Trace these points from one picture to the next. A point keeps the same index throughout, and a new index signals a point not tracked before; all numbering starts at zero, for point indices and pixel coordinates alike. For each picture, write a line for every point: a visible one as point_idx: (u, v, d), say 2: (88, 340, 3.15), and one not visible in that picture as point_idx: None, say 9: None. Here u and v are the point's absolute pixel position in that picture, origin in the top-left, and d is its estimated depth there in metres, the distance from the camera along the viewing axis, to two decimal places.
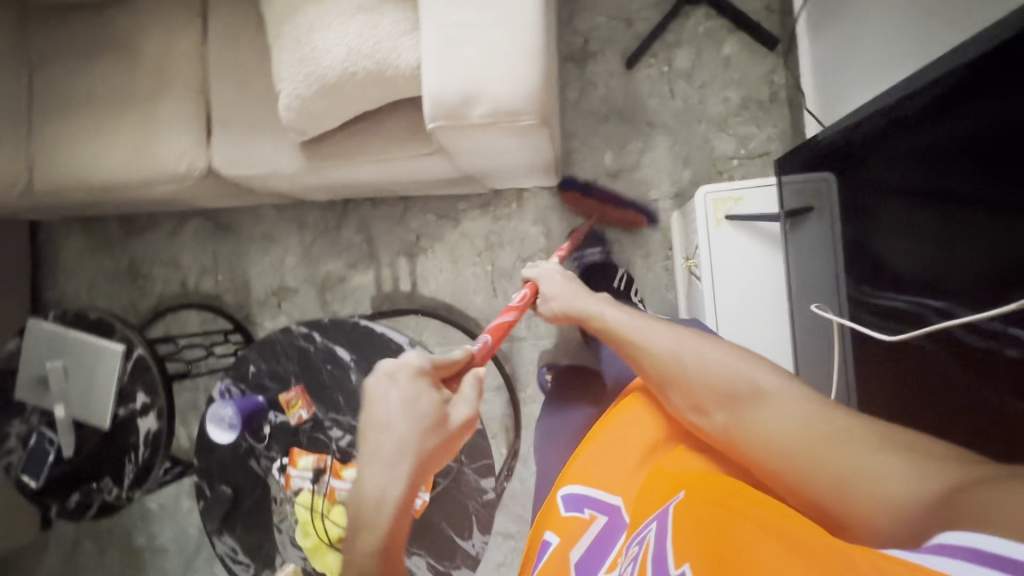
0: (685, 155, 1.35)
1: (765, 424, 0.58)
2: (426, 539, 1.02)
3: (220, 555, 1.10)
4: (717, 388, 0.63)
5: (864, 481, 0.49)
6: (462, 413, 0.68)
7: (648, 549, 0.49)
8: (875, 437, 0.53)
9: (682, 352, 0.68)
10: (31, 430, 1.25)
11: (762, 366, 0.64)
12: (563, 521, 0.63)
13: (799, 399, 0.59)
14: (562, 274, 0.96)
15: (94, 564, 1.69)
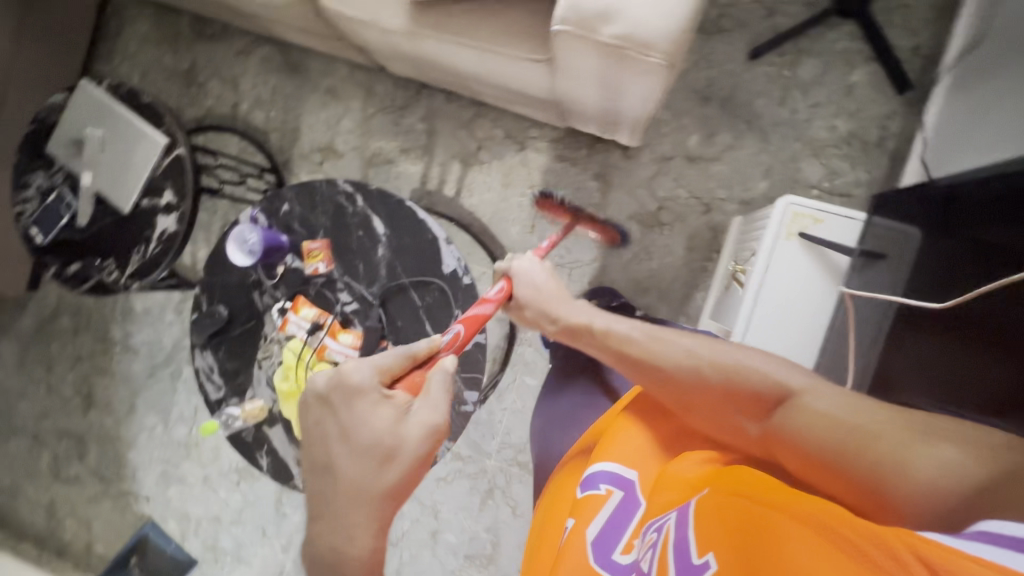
0: (767, 166, 1.30)
1: (797, 423, 0.60)
2: None
3: (197, 368, 1.12)
4: (744, 394, 0.67)
5: (903, 465, 0.51)
6: (423, 426, 0.68)
7: (669, 536, 0.55)
8: (908, 424, 0.54)
9: (702, 358, 0.72)
10: (53, 188, 1.25)
11: (788, 368, 0.67)
12: (580, 501, 0.66)
13: (833, 396, 0.61)
14: (540, 270, 0.96)
15: (67, 339, 1.73)
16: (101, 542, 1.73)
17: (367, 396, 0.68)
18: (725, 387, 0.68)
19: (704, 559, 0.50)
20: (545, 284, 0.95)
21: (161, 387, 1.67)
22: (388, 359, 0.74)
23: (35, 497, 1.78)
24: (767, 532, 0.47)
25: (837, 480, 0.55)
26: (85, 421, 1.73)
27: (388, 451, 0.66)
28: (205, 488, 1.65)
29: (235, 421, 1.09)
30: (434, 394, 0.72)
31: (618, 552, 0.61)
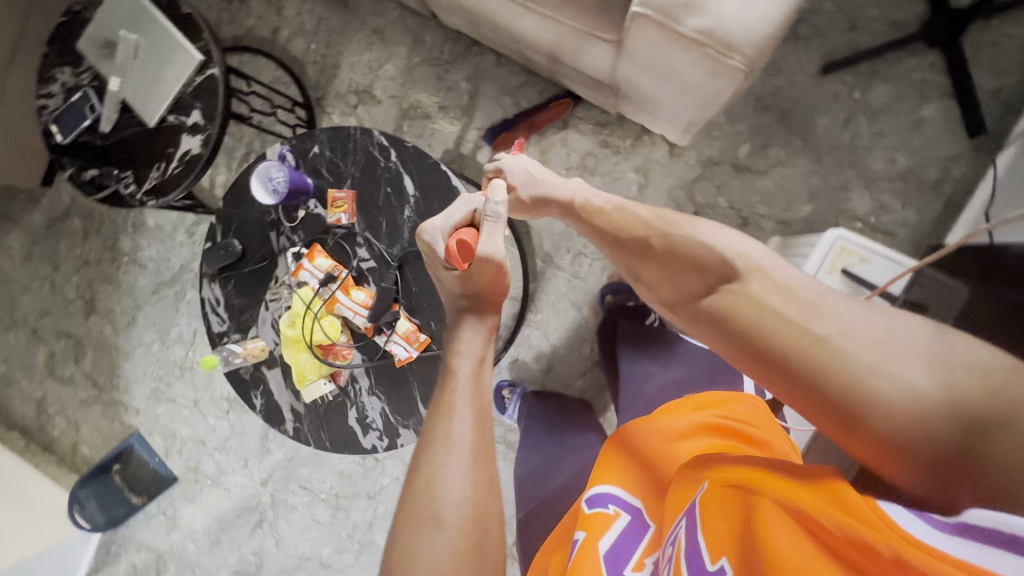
0: (814, 190, 1.25)
1: (742, 311, 0.61)
2: (391, 388, 1.03)
3: (204, 299, 1.11)
4: (697, 277, 0.70)
5: (870, 392, 0.49)
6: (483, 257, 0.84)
7: (681, 547, 0.50)
8: (884, 341, 0.50)
9: (662, 238, 0.78)
10: (78, 87, 1.20)
11: (742, 252, 0.67)
12: (588, 518, 0.64)
13: (793, 299, 0.58)
14: (520, 159, 1.03)
15: (75, 242, 1.72)
16: (87, 444, 1.76)
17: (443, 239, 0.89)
18: (681, 271, 0.73)
19: (718, 566, 0.45)
20: (536, 173, 1.03)
21: (163, 305, 1.66)
22: (456, 208, 0.92)
23: (28, 390, 1.81)
24: (753, 524, 0.45)
25: (797, 397, 0.54)
26: (85, 325, 1.73)
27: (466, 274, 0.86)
28: (195, 411, 1.66)
29: (233, 359, 1.08)
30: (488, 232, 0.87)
31: (629, 568, 0.58)
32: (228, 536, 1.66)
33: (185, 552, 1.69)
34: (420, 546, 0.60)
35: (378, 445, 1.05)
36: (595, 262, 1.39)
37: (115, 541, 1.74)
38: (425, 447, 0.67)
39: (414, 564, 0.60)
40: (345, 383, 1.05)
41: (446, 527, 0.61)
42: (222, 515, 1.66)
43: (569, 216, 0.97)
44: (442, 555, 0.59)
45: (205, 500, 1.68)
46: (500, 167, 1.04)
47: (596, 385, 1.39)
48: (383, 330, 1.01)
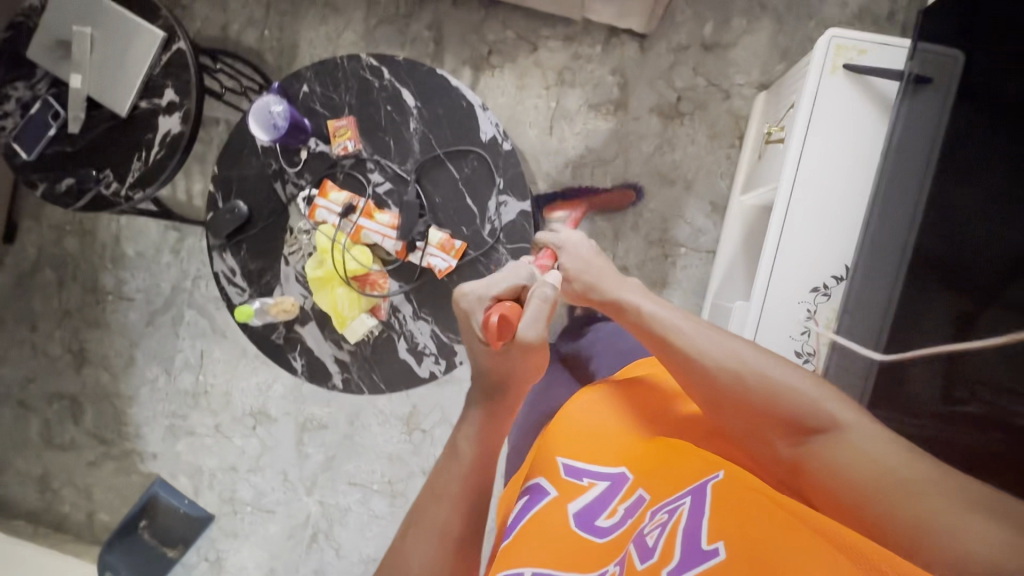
0: (783, 49, 1.31)
1: (831, 459, 0.55)
2: (438, 306, 1.00)
3: (218, 272, 1.05)
4: (779, 415, 0.61)
5: (944, 538, 0.44)
6: (521, 343, 0.70)
7: (680, 520, 0.56)
8: (982, 501, 0.46)
9: (750, 369, 0.65)
10: (36, 98, 1.14)
11: (837, 400, 0.60)
12: (563, 480, 0.69)
13: (877, 439, 0.55)
14: (588, 242, 0.89)
15: (51, 294, 1.61)
16: (105, 509, 1.62)
17: (481, 309, 0.73)
18: (763, 407, 0.62)
19: (714, 546, 0.51)
20: (590, 260, 0.88)
21: (161, 335, 1.57)
22: (500, 281, 0.75)
23: (26, 469, 1.66)
24: (775, 544, 0.47)
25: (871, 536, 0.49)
26: (78, 380, 1.61)
27: (497, 365, 0.72)
28: (218, 438, 1.55)
29: (266, 315, 1.02)
30: (533, 313, 0.71)
31: (601, 517, 0.65)
32: (282, 562, 1.54)
33: None
34: None
35: (436, 370, 1.00)
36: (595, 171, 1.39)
37: None
38: (409, 527, 0.69)
39: None
40: (387, 316, 1.00)
41: None
42: (271, 541, 1.55)
43: (623, 319, 0.81)
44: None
45: (249, 531, 1.56)
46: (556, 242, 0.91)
47: None
48: (416, 246, 0.98)
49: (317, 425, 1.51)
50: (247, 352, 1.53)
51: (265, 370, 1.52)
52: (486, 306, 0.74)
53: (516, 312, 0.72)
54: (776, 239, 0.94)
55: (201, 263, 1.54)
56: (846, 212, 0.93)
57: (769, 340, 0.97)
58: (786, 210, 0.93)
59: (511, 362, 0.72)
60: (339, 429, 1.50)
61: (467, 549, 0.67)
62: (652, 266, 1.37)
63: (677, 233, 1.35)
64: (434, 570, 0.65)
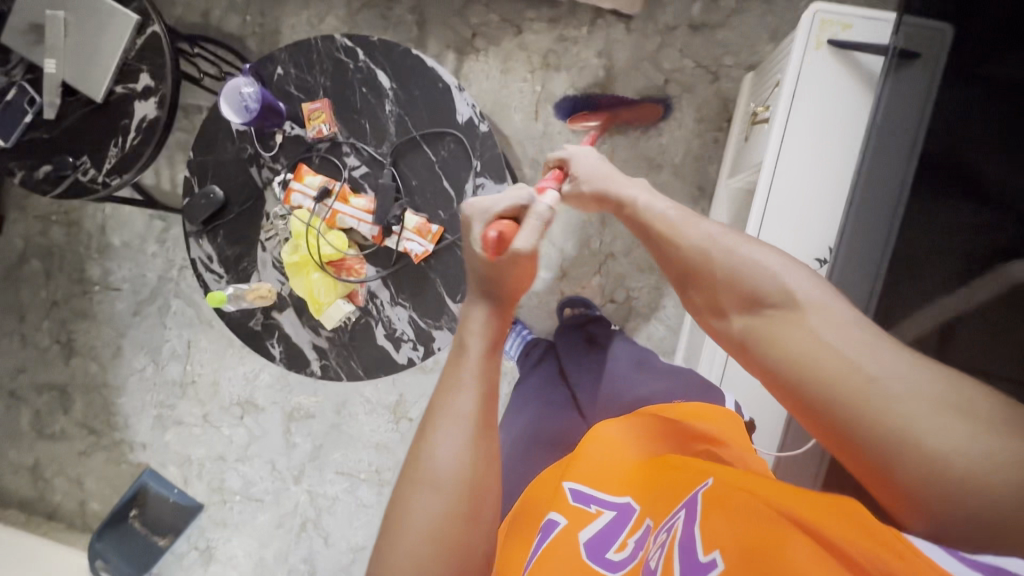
0: (774, 29, 1.28)
1: (784, 336, 0.53)
2: (415, 292, 0.98)
3: (195, 260, 1.04)
4: (744, 295, 0.60)
5: (905, 435, 0.43)
6: (515, 255, 0.68)
7: (677, 536, 0.53)
8: (937, 394, 0.44)
9: (717, 249, 0.65)
10: (11, 85, 1.13)
11: (806, 276, 0.57)
12: (571, 508, 0.67)
13: (836, 318, 0.52)
14: (597, 157, 0.92)
15: (38, 284, 1.61)
16: (96, 499, 1.63)
17: (482, 225, 0.73)
18: (732, 289, 0.61)
19: (710, 557, 0.49)
20: (597, 167, 0.90)
21: (148, 325, 1.56)
22: (504, 196, 0.74)
23: (18, 459, 1.66)
24: (776, 549, 0.45)
25: (828, 436, 0.48)
26: (67, 370, 1.61)
27: (492, 275, 0.69)
28: (207, 428, 1.55)
29: (241, 301, 1.02)
30: (528, 229, 0.69)
31: (612, 550, 0.61)
32: (272, 551, 1.55)
33: None
34: (419, 504, 0.55)
35: (414, 356, 0.99)
36: None
37: None
38: (427, 423, 0.60)
39: (397, 530, 0.55)
40: (364, 302, 0.99)
41: (444, 490, 0.56)
42: (260, 530, 1.55)
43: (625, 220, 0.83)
44: (431, 520, 0.55)
45: (238, 520, 1.56)
46: (563, 160, 0.94)
47: (614, 277, 1.37)
48: (392, 231, 0.96)
49: (304, 414, 1.51)
50: (234, 342, 1.52)
51: (251, 359, 1.52)
52: (488, 220, 0.73)
53: (513, 229, 0.71)
54: (758, 221, 0.93)
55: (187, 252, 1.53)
56: (829, 192, 0.90)
57: None
58: (767, 193, 0.91)
59: (503, 271, 0.69)
60: (326, 418, 1.50)
61: (492, 433, 0.60)
62: (639, 252, 1.35)
63: None
64: (464, 466, 0.57)
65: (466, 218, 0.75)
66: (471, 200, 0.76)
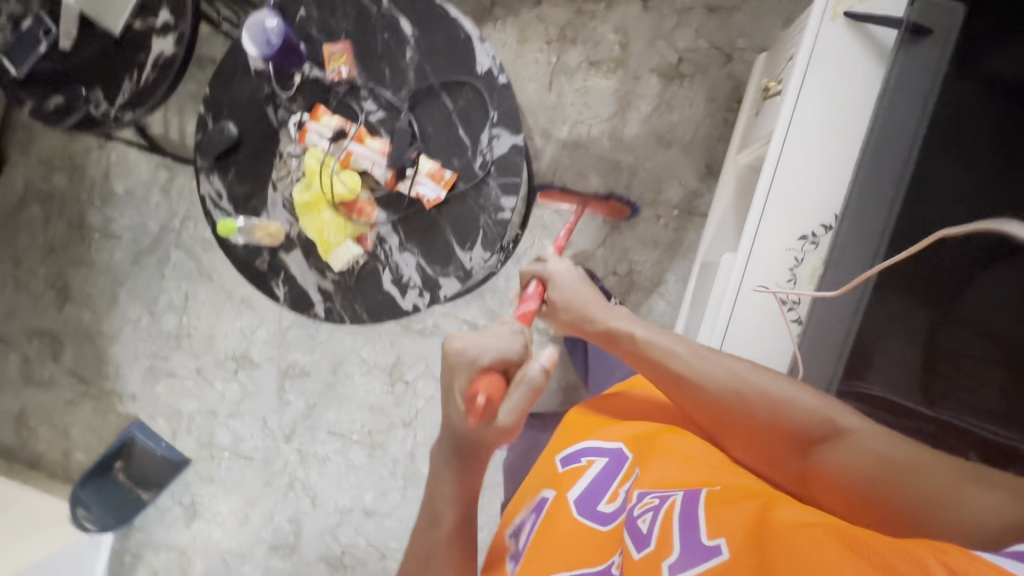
0: (787, 15, 1.30)
1: (840, 463, 0.67)
2: (425, 239, 0.99)
3: (204, 196, 1.04)
4: (788, 434, 0.72)
5: (951, 509, 0.57)
6: (499, 425, 0.65)
7: (675, 505, 0.64)
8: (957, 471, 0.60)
9: (745, 385, 0.76)
10: (27, 14, 1.12)
11: (828, 401, 0.71)
12: (562, 475, 0.77)
13: (873, 438, 0.67)
14: (574, 273, 0.95)
15: (36, 228, 1.59)
16: (80, 450, 1.61)
17: (466, 377, 0.67)
18: (774, 426, 0.73)
19: (716, 542, 0.57)
20: (576, 289, 0.94)
21: (146, 275, 1.55)
22: (489, 344, 0.68)
23: (3, 405, 1.64)
24: (764, 514, 0.57)
25: (886, 520, 0.62)
26: (60, 317, 1.60)
27: (474, 438, 0.66)
28: (199, 382, 1.55)
29: (250, 234, 1.01)
30: (516, 399, 0.65)
31: (603, 502, 0.73)
32: (257, 509, 1.55)
33: (211, 540, 1.57)
34: None
35: (419, 303, 1.00)
36: (593, 128, 1.38)
37: (128, 551, 1.60)
38: (411, 562, 0.71)
39: None
40: (373, 247, 1.00)
41: None
42: (247, 487, 1.54)
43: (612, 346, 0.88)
44: None
45: (225, 477, 1.55)
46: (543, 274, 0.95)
47: (618, 250, 1.38)
48: (406, 175, 0.97)
49: (299, 372, 1.50)
50: (233, 296, 1.51)
51: (249, 315, 1.51)
52: (473, 372, 0.67)
53: (499, 388, 0.66)
54: (767, 186, 0.94)
55: (190, 204, 1.52)
56: (836, 163, 0.92)
57: (757, 288, 0.96)
58: (777, 159, 0.93)
59: (489, 435, 0.67)
60: (321, 377, 1.49)
61: None
62: (643, 226, 1.37)
63: (670, 195, 1.36)
64: None
65: (443, 363, 0.69)
66: (450, 335, 0.69)
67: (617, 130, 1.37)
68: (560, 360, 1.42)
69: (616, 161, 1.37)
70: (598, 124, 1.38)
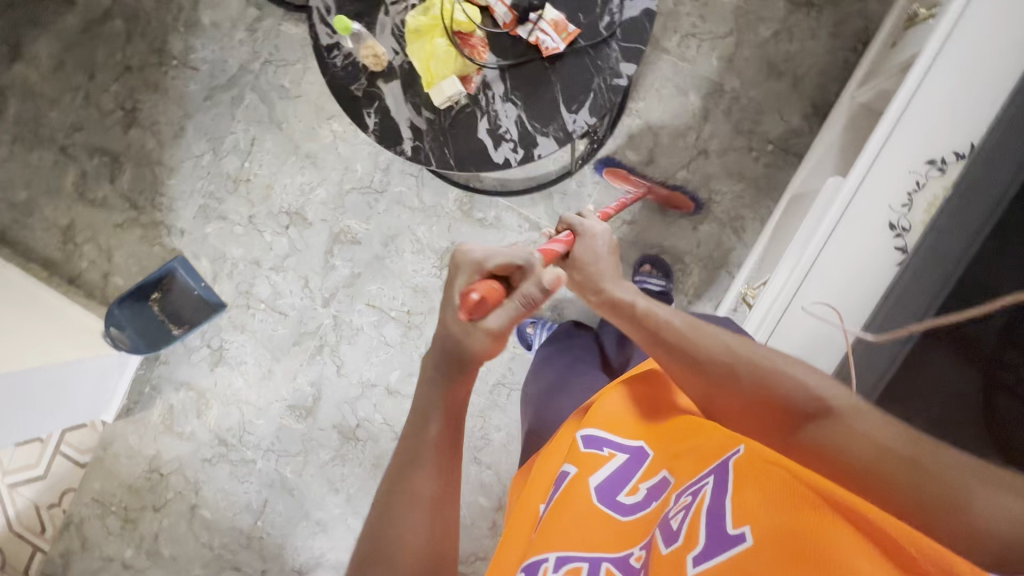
0: None
1: (837, 443, 0.58)
2: (531, 92, 0.95)
3: (313, 9, 1.00)
4: (778, 406, 0.63)
5: (961, 514, 0.51)
6: (488, 330, 0.58)
7: (705, 500, 0.59)
8: (972, 471, 0.53)
9: (743, 358, 0.66)
10: None
11: (833, 381, 0.62)
12: (582, 454, 0.70)
13: (873, 421, 0.58)
14: (606, 237, 0.84)
15: (116, 45, 1.57)
16: (120, 274, 1.61)
17: (467, 279, 0.62)
18: (763, 402, 0.64)
19: (740, 531, 0.54)
20: (603, 254, 0.83)
21: (217, 113, 1.53)
22: (500, 249, 0.62)
23: (52, 217, 1.64)
24: (794, 525, 0.51)
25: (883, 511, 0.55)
26: (124, 139, 1.59)
27: (457, 342, 0.60)
28: (249, 230, 1.54)
29: (360, 45, 0.97)
30: (512, 310, 0.58)
31: (623, 494, 0.68)
32: (281, 366, 1.55)
33: (231, 388, 1.58)
34: None
35: (511, 158, 0.96)
36: (704, 44, 1.32)
37: (149, 382, 1.63)
38: (386, 522, 0.59)
39: None
40: (476, 92, 0.97)
41: None
42: (276, 342, 1.55)
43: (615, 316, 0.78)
44: None
45: (257, 328, 1.56)
46: (578, 227, 0.85)
47: (701, 175, 1.33)
48: (529, 19, 0.92)
49: (350, 238, 1.49)
50: (300, 149, 1.50)
51: (311, 172, 1.50)
52: (477, 273, 0.62)
53: (499, 294, 0.60)
54: (896, 113, 0.89)
55: (274, 48, 1.50)
56: (985, 94, 0.85)
57: (864, 208, 0.91)
58: (916, 86, 0.88)
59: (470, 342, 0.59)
60: (371, 247, 1.48)
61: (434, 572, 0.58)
62: (732, 156, 1.32)
63: (768, 129, 1.30)
64: None
65: (455, 260, 0.63)
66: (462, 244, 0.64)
67: (730, 50, 1.31)
68: None
69: (720, 83, 1.31)
70: (711, 40, 1.31)
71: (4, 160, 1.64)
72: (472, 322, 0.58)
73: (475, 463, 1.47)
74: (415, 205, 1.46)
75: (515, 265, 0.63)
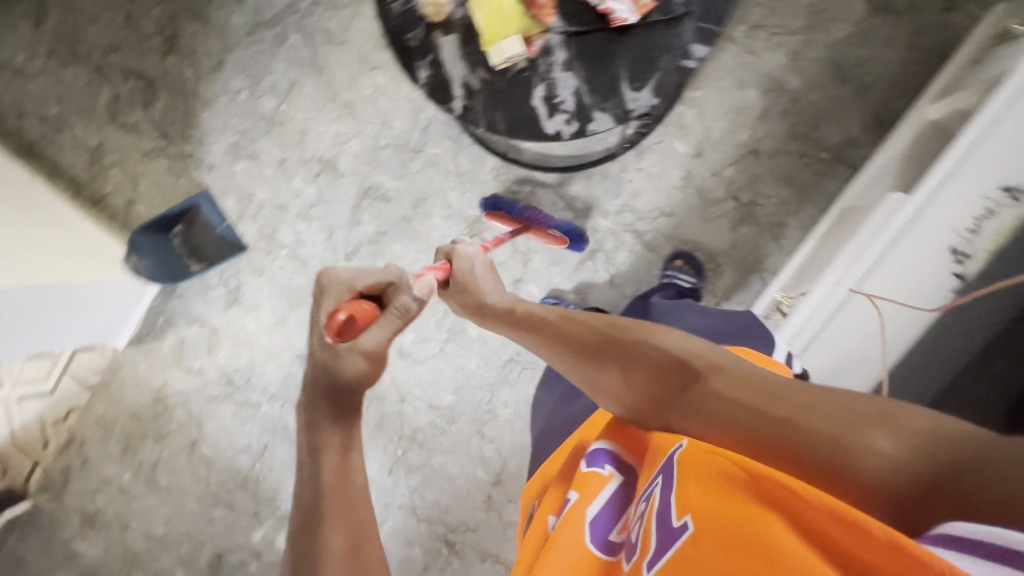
0: None
1: (716, 407, 0.60)
2: (594, 63, 0.91)
3: None
4: (661, 378, 0.67)
5: (844, 457, 0.51)
6: (362, 345, 0.72)
7: (654, 504, 0.56)
8: (849, 411, 0.53)
9: (614, 337, 0.75)
10: None
11: (697, 350, 0.67)
12: (584, 477, 0.71)
13: (751, 383, 0.60)
14: (478, 260, 0.99)
15: None
16: (144, 203, 1.60)
17: (342, 299, 0.80)
18: (644, 374, 0.69)
19: (682, 522, 0.51)
20: (481, 272, 0.98)
21: (258, 49, 1.49)
22: (368, 277, 0.83)
23: (81, 136, 1.61)
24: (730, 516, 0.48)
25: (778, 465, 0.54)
26: (161, 65, 1.55)
27: (332, 358, 0.72)
28: (279, 174, 1.52)
29: None
30: (383, 324, 0.74)
31: (613, 533, 0.66)
32: (296, 315, 1.54)
33: (244, 330, 1.58)
34: None
35: (564, 130, 0.93)
36: (773, 38, 1.25)
37: (163, 314, 1.62)
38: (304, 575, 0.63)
39: None
40: (536, 56, 0.92)
41: None
42: (294, 291, 1.54)
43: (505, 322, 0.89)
44: None
45: (276, 274, 1.54)
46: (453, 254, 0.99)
47: (748, 176, 1.29)
48: None
49: (380, 195, 1.46)
50: (339, 98, 1.46)
51: (348, 122, 1.46)
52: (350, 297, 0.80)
53: (370, 314, 0.76)
54: (969, 140, 0.85)
55: None
56: None
57: (922, 233, 0.88)
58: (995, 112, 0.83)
59: (344, 355, 0.72)
60: (400, 207, 1.45)
61: None
62: (784, 159, 1.27)
63: (826, 135, 1.25)
64: None
65: (324, 299, 0.82)
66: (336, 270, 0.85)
67: (799, 47, 1.24)
68: (646, 269, 1.35)
69: (782, 81, 1.26)
70: (780, 35, 1.25)
71: (37, 71, 1.61)
72: (341, 340, 0.72)
73: (478, 436, 1.47)
74: (450, 169, 1.42)
75: (383, 288, 0.82)
